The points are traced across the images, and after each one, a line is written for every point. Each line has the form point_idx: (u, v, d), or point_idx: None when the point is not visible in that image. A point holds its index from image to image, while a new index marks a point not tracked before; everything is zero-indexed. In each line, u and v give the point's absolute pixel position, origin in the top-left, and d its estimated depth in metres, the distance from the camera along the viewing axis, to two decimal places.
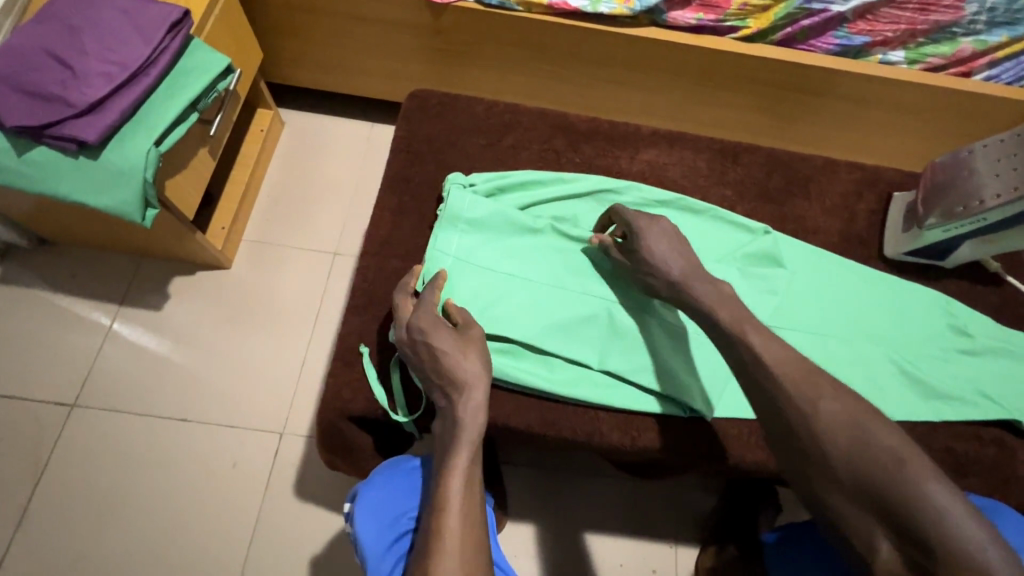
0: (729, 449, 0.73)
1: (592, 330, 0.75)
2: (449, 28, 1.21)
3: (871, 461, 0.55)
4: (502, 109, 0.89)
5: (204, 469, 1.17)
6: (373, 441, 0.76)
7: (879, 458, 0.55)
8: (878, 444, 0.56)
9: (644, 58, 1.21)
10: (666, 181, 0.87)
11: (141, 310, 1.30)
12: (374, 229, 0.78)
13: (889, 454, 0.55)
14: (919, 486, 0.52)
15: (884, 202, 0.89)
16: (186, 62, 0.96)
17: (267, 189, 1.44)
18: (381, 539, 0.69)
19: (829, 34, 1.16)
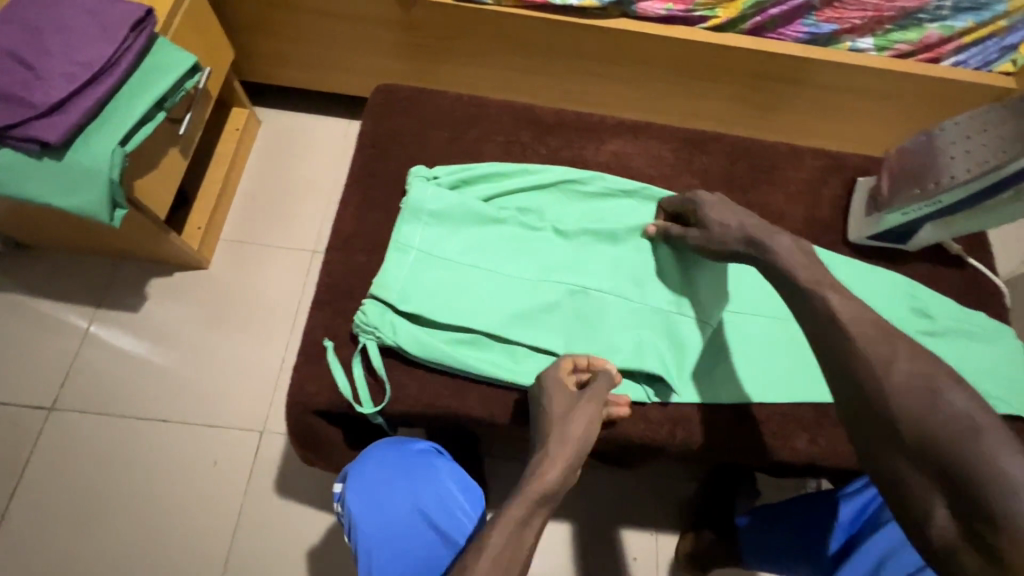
0: (692, 434, 0.74)
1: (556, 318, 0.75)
2: (421, 23, 1.21)
3: (936, 429, 0.50)
4: (468, 103, 0.89)
5: (184, 469, 1.18)
6: (341, 433, 0.78)
7: (951, 427, 0.50)
8: (951, 410, 0.50)
9: (615, 49, 1.22)
10: (632, 171, 0.88)
11: (118, 312, 1.29)
12: (338, 224, 0.79)
13: (972, 425, 0.49)
14: (993, 457, 0.46)
15: (848, 188, 0.90)
16: (150, 62, 0.96)
17: (243, 188, 1.44)
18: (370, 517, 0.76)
19: (797, 23, 1.17)
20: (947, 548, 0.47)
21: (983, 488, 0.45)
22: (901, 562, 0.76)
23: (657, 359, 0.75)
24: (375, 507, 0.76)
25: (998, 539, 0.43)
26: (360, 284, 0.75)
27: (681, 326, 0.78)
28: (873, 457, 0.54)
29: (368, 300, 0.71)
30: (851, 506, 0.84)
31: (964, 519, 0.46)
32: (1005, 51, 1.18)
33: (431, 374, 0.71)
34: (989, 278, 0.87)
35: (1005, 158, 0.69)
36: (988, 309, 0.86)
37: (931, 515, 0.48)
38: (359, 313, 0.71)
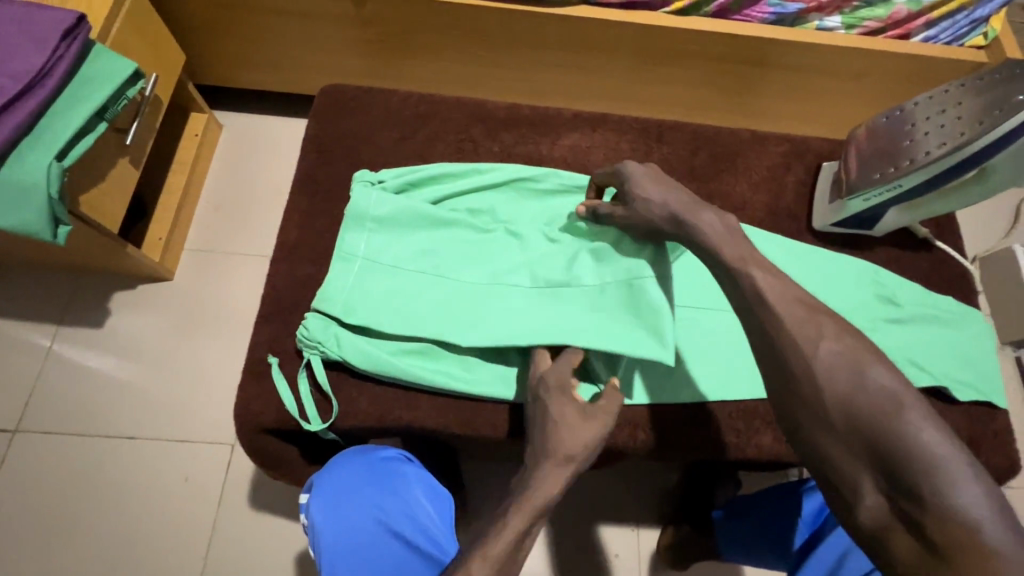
0: (653, 434, 0.76)
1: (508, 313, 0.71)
2: (376, 18, 1.17)
3: (863, 408, 0.50)
4: (417, 101, 0.86)
5: (154, 487, 1.16)
6: (297, 449, 0.74)
7: (875, 403, 0.50)
8: (876, 387, 0.51)
9: (578, 38, 1.18)
10: (589, 166, 0.85)
11: (81, 329, 1.26)
12: (283, 234, 0.76)
13: (892, 401, 0.50)
14: (914, 432, 0.48)
15: (812, 174, 0.88)
16: (87, 71, 0.92)
17: (206, 195, 1.40)
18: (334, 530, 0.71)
19: (762, 3, 1.13)
20: (879, 528, 0.48)
21: (910, 467, 0.46)
22: (859, 560, 0.76)
23: (625, 330, 0.68)
24: (334, 511, 0.72)
25: (923, 516, 0.45)
26: (307, 295, 0.73)
27: (647, 289, 0.69)
28: (801, 435, 0.55)
29: (310, 315, 0.69)
30: (813, 500, 0.84)
31: (892, 497, 0.47)
32: (976, 24, 1.14)
33: (381, 386, 0.69)
34: (957, 261, 0.85)
35: (973, 134, 0.66)
36: (957, 293, 0.84)
37: (861, 494, 0.49)
38: (301, 328, 0.69)
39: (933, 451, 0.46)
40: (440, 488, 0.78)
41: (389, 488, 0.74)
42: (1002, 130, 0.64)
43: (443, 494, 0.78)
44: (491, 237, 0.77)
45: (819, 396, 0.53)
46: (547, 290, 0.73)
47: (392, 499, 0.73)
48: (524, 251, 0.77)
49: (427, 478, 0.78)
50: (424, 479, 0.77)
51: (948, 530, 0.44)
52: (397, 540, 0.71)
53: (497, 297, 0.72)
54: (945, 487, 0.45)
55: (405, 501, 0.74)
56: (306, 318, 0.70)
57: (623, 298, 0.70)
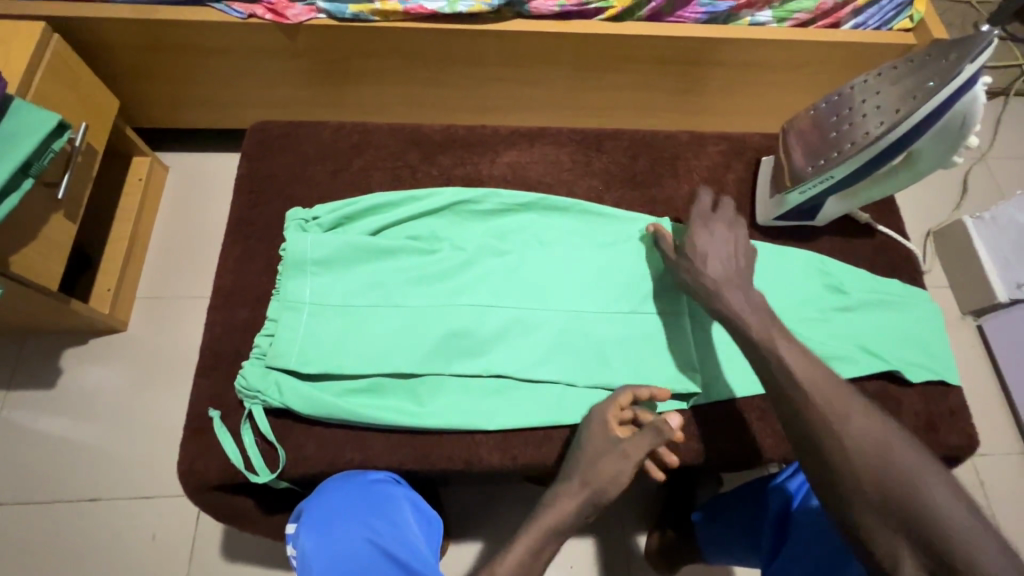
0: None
1: (460, 337, 0.71)
2: (311, 48, 1.15)
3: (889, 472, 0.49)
4: (350, 130, 0.84)
5: (122, 547, 1.11)
6: (251, 500, 0.71)
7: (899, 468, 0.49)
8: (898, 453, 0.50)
9: (516, 51, 1.18)
10: (529, 181, 0.85)
11: (32, 392, 1.21)
12: (218, 280, 0.74)
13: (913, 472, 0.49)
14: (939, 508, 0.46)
15: (752, 170, 0.89)
16: (5, 127, 0.88)
17: (155, 239, 1.37)
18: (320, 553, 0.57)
19: (694, 4, 1.16)
20: None
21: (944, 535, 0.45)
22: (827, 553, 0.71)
23: (570, 347, 0.73)
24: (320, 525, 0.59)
25: None
26: (246, 341, 0.71)
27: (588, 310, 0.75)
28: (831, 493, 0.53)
29: (249, 362, 0.67)
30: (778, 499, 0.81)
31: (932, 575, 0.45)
32: (900, 8, 1.19)
33: (329, 429, 0.67)
34: (899, 243, 0.86)
35: (878, 132, 0.68)
36: (903, 275, 0.85)
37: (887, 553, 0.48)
38: (240, 376, 0.67)
39: (959, 529, 0.45)
40: (427, 515, 0.66)
41: (382, 507, 0.62)
42: (917, 116, 0.65)
43: (431, 526, 0.66)
44: (437, 260, 0.75)
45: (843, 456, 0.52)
46: (493, 306, 0.73)
47: (392, 520, 0.61)
48: (471, 270, 0.76)
49: (420, 506, 0.66)
50: (417, 502, 0.66)
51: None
52: (388, 563, 0.56)
53: (445, 321, 0.71)
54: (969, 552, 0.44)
55: (397, 521, 0.61)
56: (245, 364, 0.68)
57: (562, 316, 0.75)
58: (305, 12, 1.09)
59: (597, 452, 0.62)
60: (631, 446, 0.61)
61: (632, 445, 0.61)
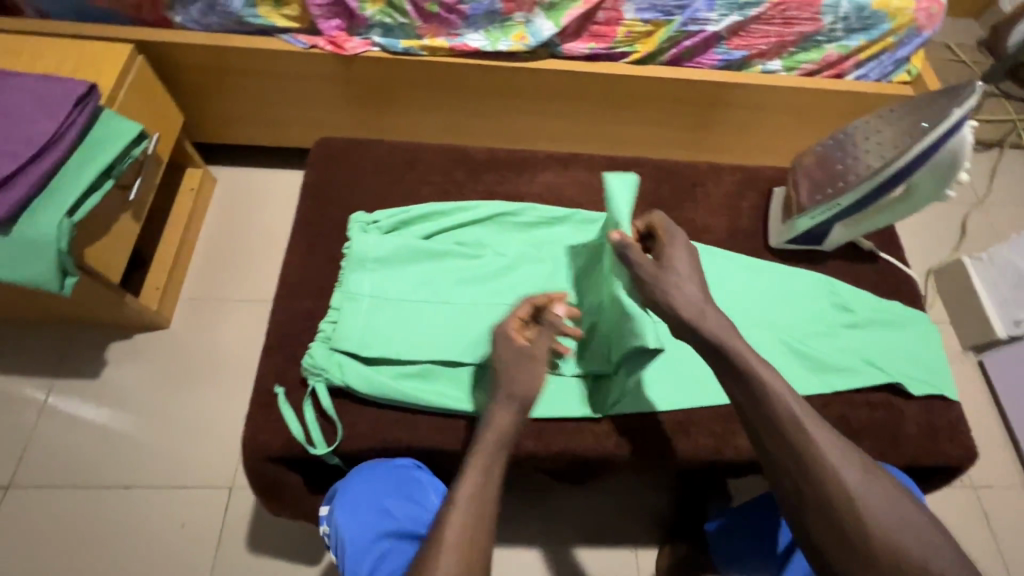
0: (640, 443, 0.81)
1: None
2: (362, 76, 1.27)
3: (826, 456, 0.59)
4: (405, 147, 0.94)
5: (153, 535, 1.15)
6: (299, 477, 0.77)
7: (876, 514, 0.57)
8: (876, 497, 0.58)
9: (547, 86, 1.30)
10: (564, 199, 0.94)
11: (76, 381, 1.28)
12: (283, 274, 0.82)
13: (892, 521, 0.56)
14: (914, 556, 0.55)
15: (765, 199, 0.97)
16: (95, 134, 0.99)
17: (201, 245, 1.46)
18: (354, 530, 0.66)
19: (710, 52, 1.27)
20: None
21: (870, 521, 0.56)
22: None
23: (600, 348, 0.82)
24: (352, 506, 0.67)
25: None
26: (308, 328, 0.78)
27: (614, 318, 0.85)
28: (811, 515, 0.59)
29: (316, 343, 0.75)
30: None
31: None
32: (899, 63, 1.29)
33: (380, 411, 0.74)
34: (900, 269, 0.94)
35: (880, 165, 0.77)
36: (904, 298, 0.92)
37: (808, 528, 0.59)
38: (306, 355, 0.74)
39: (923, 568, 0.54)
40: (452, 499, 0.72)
41: (405, 491, 0.69)
42: (915, 152, 0.74)
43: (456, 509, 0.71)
44: (481, 263, 0.83)
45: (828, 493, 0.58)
46: None
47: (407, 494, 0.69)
48: (512, 274, 0.84)
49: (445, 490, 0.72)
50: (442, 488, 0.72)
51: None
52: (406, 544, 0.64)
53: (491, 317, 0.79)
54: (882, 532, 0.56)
55: (419, 505, 0.68)
56: (311, 346, 0.75)
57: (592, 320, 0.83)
58: (361, 45, 1.21)
59: (506, 365, 0.66)
60: (536, 347, 0.68)
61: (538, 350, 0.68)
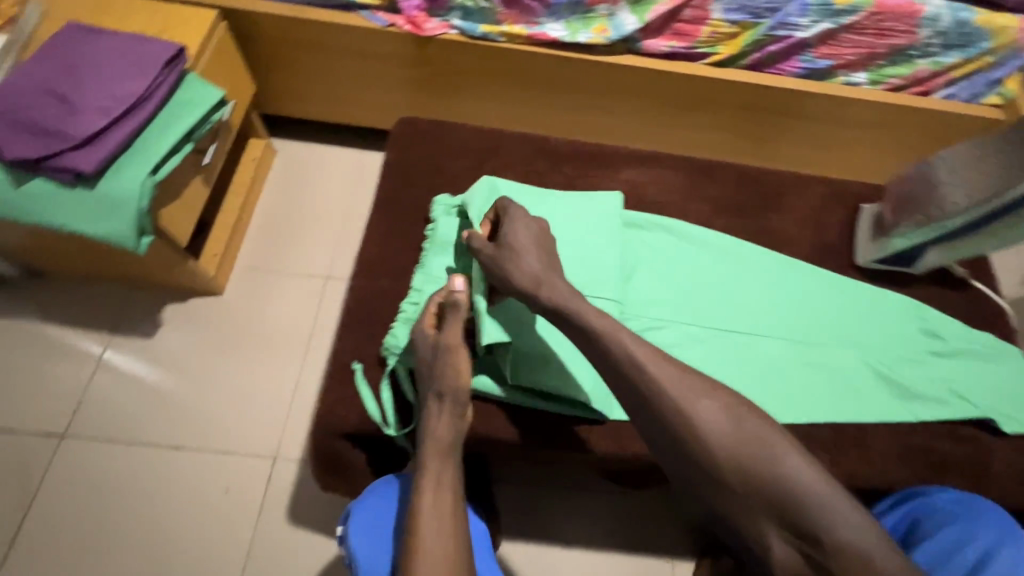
0: None
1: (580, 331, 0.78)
2: (436, 59, 1.26)
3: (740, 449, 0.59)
4: (486, 133, 0.93)
5: (197, 497, 1.17)
6: (363, 454, 0.78)
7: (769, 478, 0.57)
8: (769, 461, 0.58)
9: (621, 83, 1.27)
10: (645, 199, 0.91)
11: (131, 339, 1.30)
12: (363, 250, 0.83)
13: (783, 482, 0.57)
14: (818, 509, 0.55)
15: (852, 215, 0.94)
16: (179, 97, 1.00)
17: (258, 216, 1.47)
18: (365, 550, 0.72)
19: (794, 59, 1.22)
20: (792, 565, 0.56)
21: (803, 503, 0.55)
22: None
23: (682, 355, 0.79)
24: (362, 529, 0.73)
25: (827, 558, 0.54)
26: (386, 309, 0.78)
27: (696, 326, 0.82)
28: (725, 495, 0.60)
29: (398, 324, 0.75)
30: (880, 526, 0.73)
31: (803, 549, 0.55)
32: (992, 85, 1.23)
33: None
34: (993, 300, 0.89)
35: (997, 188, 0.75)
36: (996, 330, 0.88)
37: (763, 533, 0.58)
38: (388, 335, 0.75)
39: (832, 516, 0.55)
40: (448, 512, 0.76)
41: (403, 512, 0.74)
42: None
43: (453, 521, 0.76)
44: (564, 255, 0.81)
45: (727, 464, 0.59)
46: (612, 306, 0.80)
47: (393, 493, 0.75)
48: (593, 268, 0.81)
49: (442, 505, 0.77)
50: None
51: (802, 538, 0.55)
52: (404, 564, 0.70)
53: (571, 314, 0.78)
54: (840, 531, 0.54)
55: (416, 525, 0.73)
56: (393, 326, 0.76)
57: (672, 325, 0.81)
58: (439, 27, 1.20)
59: (427, 363, 0.69)
60: (450, 337, 0.70)
61: (448, 338, 0.69)
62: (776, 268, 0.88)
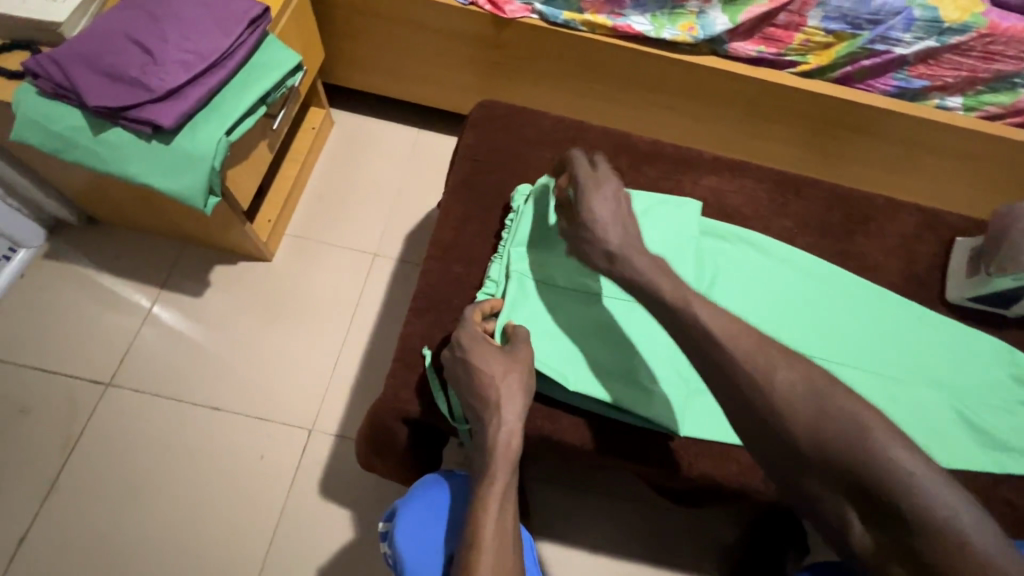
0: None
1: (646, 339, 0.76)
2: (511, 43, 1.23)
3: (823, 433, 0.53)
4: (568, 125, 0.91)
5: (232, 460, 1.17)
6: (408, 431, 0.77)
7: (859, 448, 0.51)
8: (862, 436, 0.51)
9: (699, 85, 1.22)
10: (727, 208, 0.88)
11: (180, 296, 1.31)
12: (439, 234, 0.84)
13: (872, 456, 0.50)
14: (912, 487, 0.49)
15: (945, 247, 0.88)
16: (259, 58, 0.98)
17: (312, 185, 1.46)
18: (414, 553, 0.65)
19: (887, 76, 1.15)
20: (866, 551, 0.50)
21: (886, 479, 0.49)
22: None
23: None
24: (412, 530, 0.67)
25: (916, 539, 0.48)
26: (457, 295, 0.80)
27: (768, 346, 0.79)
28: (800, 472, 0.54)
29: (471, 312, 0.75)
30: None
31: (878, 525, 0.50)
32: None
33: None
34: None
35: None
36: None
37: (849, 523, 0.52)
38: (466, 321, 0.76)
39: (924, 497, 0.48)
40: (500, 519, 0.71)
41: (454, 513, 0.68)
42: None
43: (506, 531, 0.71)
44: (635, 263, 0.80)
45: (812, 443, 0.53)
46: None
47: (443, 491, 0.70)
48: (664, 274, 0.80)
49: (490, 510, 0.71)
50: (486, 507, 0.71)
51: (879, 515, 0.50)
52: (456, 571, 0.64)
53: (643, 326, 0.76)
54: (930, 504, 0.48)
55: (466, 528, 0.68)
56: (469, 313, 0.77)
57: None
58: (520, 10, 1.17)
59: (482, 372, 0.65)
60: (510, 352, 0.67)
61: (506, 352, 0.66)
62: (859, 295, 0.83)
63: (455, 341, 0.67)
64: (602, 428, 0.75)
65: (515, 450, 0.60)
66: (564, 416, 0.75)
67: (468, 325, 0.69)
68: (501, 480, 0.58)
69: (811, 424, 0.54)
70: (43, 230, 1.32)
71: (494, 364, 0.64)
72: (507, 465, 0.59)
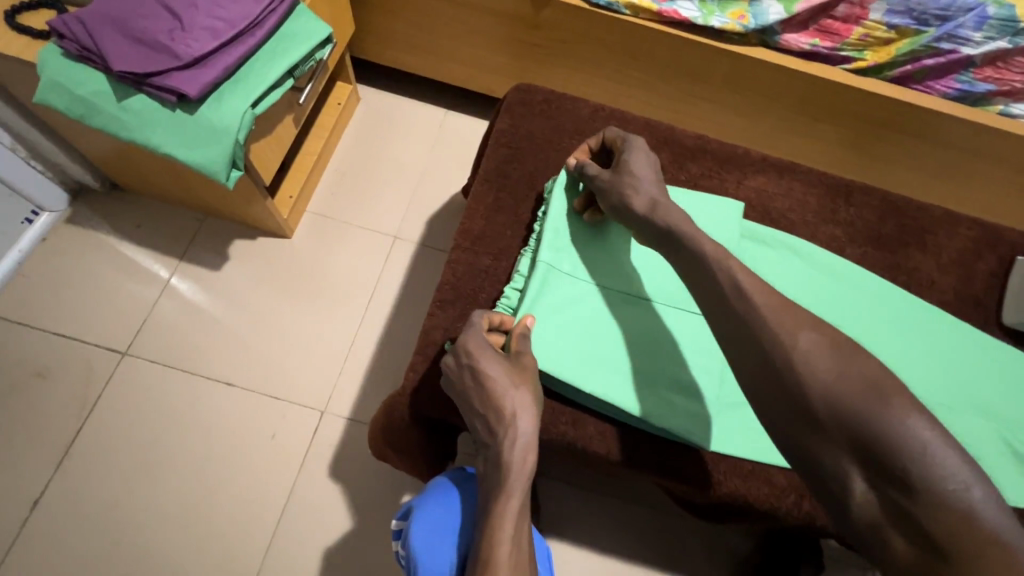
0: (819, 508, 0.71)
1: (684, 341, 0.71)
2: (549, 24, 1.18)
3: (857, 424, 0.49)
4: (607, 115, 0.87)
5: (242, 437, 1.17)
6: (424, 426, 0.74)
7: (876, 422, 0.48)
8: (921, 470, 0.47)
9: (744, 77, 1.16)
10: (771, 212, 0.83)
11: (198, 268, 1.30)
12: (468, 222, 0.81)
13: (884, 420, 0.48)
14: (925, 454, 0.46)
15: (1005, 267, 0.82)
16: (288, 28, 0.95)
17: (335, 162, 1.43)
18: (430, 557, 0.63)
19: (949, 78, 1.07)
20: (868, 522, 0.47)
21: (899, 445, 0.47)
22: None
23: None
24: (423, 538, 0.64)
25: (918, 508, 0.45)
26: (484, 288, 0.77)
27: None
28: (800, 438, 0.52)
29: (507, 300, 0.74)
30: None
31: (881, 489, 0.47)
32: None
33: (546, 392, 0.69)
34: None
35: None
36: None
37: (849, 486, 0.48)
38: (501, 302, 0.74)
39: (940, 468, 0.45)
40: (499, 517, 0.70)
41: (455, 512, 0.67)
42: None
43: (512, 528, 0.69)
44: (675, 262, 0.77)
45: (825, 409, 0.50)
46: None
47: (459, 496, 0.68)
48: None
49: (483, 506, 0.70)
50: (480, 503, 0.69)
51: (883, 479, 0.47)
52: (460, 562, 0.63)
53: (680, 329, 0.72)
54: (941, 474, 0.45)
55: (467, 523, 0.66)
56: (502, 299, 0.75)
57: None
58: None
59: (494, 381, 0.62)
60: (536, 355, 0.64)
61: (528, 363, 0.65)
62: (907, 312, 0.78)
63: (460, 349, 0.63)
64: (626, 436, 0.72)
65: (530, 465, 0.57)
66: (588, 421, 0.72)
67: (473, 331, 0.65)
68: (520, 496, 0.56)
69: (828, 394, 0.51)
70: (66, 194, 1.31)
71: (503, 374, 0.62)
72: (527, 478, 0.56)
